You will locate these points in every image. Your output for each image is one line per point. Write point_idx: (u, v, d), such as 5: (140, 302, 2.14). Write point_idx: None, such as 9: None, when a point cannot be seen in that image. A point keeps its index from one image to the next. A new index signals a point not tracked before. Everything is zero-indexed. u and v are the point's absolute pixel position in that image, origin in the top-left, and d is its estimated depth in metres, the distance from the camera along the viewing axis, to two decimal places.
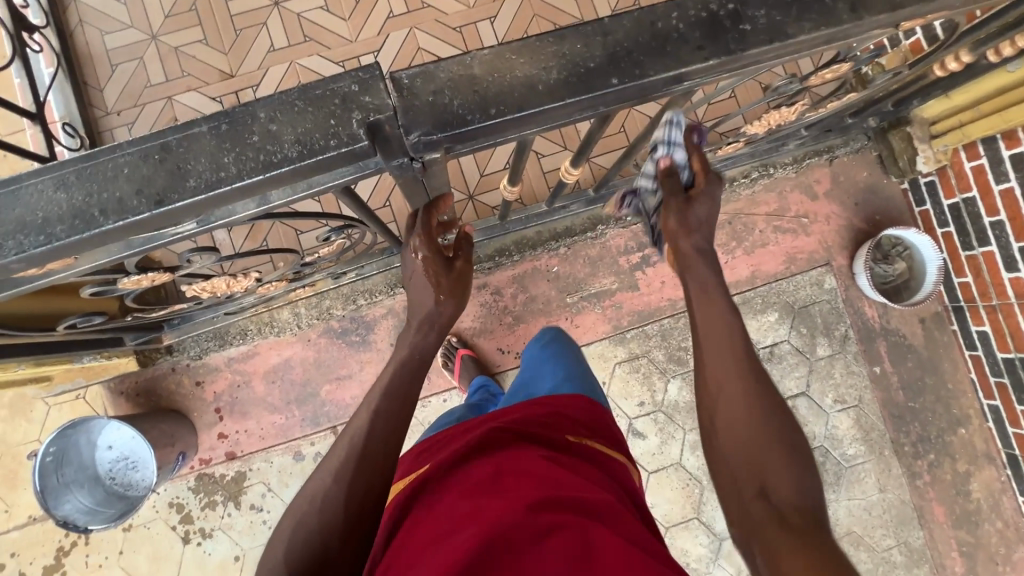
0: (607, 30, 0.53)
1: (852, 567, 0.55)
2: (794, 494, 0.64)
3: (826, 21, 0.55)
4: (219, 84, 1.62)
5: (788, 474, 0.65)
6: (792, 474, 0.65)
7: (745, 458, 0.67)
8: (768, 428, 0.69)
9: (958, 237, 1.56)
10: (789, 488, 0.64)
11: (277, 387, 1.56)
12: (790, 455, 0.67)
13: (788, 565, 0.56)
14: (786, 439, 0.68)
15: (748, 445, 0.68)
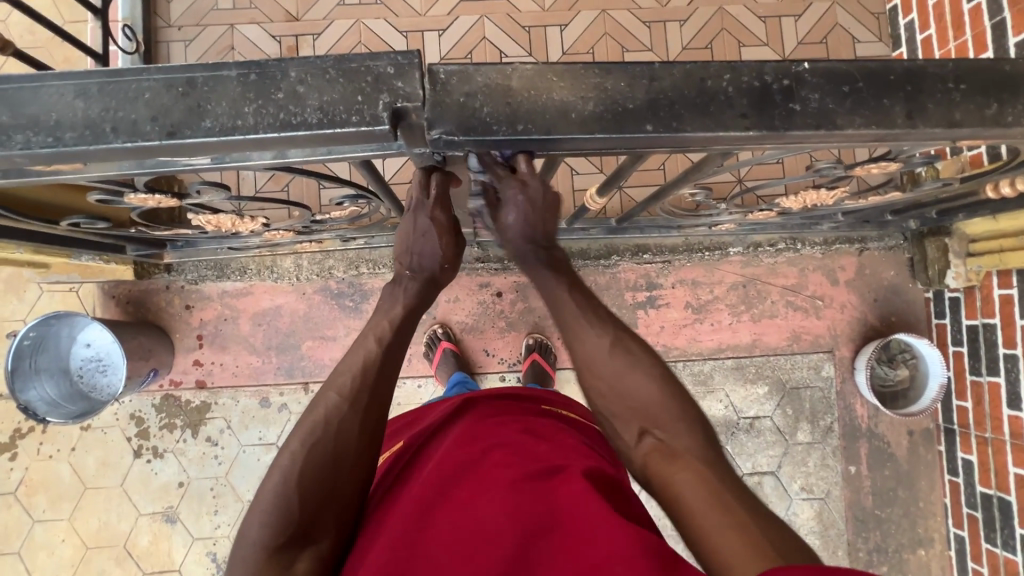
0: (655, 75, 0.52)
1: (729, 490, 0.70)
2: (674, 433, 0.78)
3: (878, 120, 0.53)
4: (282, 25, 1.63)
5: (670, 421, 0.79)
6: (674, 418, 0.79)
7: (629, 418, 0.80)
8: (642, 389, 0.81)
9: (968, 359, 1.52)
10: (672, 431, 0.78)
11: (261, 331, 1.57)
12: (669, 403, 0.80)
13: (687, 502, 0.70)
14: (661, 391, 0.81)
15: (627, 410, 0.80)
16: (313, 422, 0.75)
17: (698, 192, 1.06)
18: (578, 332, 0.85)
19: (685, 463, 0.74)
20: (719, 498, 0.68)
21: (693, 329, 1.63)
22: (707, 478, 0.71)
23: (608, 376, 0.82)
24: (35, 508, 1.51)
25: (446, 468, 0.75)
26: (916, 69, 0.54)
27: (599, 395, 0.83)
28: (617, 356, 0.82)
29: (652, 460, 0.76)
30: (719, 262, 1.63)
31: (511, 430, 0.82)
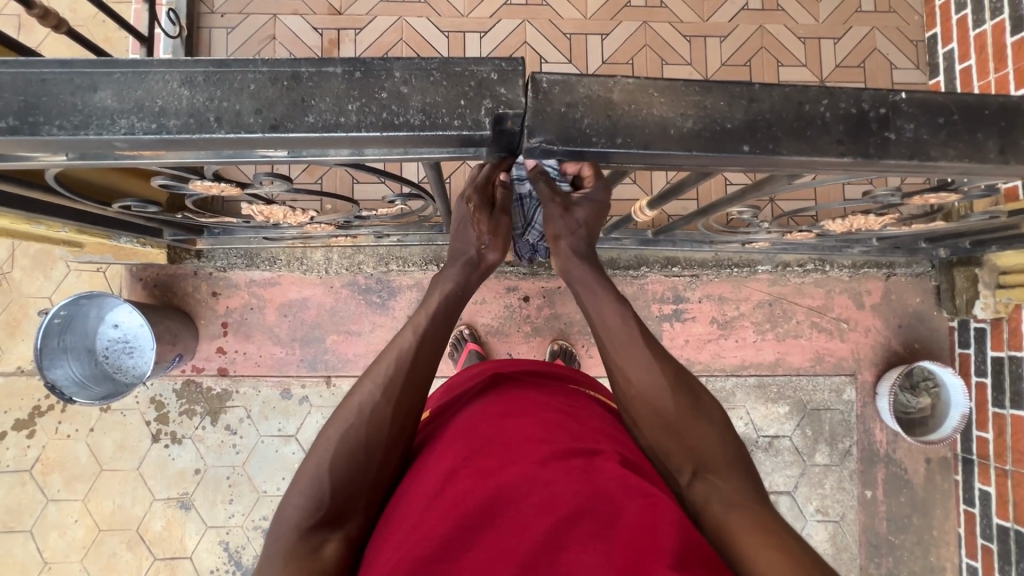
0: (754, 96, 0.52)
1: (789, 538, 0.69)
2: (729, 479, 0.77)
3: (970, 153, 0.54)
4: (325, 17, 1.63)
5: (723, 463, 0.79)
6: (728, 463, 0.79)
7: (685, 451, 0.80)
8: (699, 428, 0.81)
9: (992, 390, 1.53)
10: (726, 475, 0.78)
11: (286, 322, 1.56)
12: (726, 449, 0.81)
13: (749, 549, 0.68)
14: (718, 434, 0.82)
15: (684, 444, 0.80)
16: (348, 411, 0.74)
17: (745, 211, 1.07)
18: (630, 363, 0.86)
19: (743, 510, 0.73)
20: (775, 541, 0.68)
21: (718, 345, 1.63)
22: (764, 525, 0.71)
23: (667, 413, 0.82)
24: (50, 487, 1.50)
25: (480, 443, 0.73)
26: (1011, 105, 0.54)
27: (651, 429, 0.83)
28: (680, 398, 0.83)
29: (707, 500, 0.75)
30: (747, 279, 1.63)
31: (545, 407, 0.80)
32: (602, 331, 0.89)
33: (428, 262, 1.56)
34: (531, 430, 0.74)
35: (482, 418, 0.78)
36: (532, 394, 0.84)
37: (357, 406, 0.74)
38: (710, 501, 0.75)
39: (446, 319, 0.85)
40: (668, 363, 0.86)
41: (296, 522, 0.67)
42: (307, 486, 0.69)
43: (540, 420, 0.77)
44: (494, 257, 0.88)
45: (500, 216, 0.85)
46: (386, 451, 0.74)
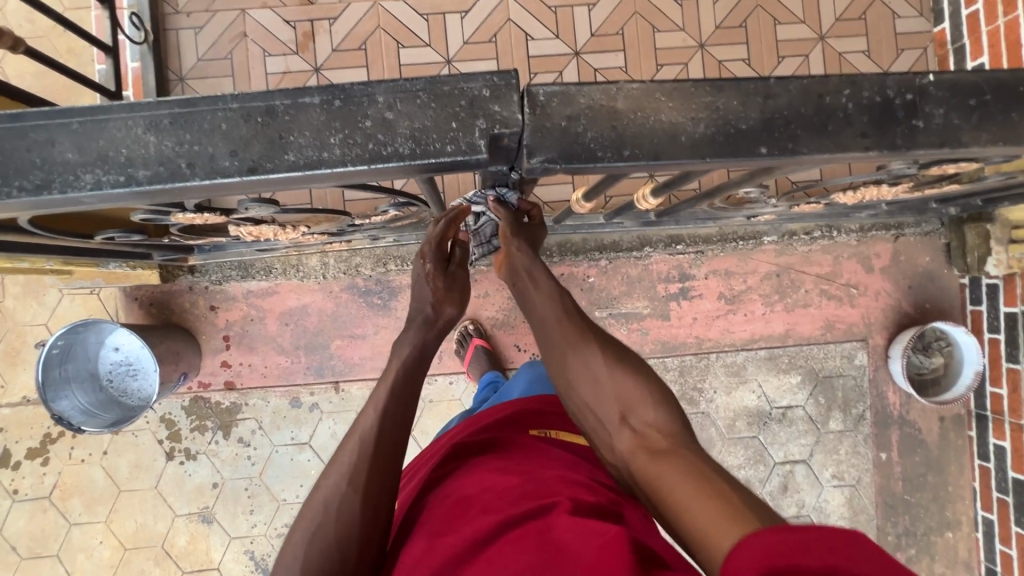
0: (770, 92, 0.48)
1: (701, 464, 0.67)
2: (653, 417, 0.76)
3: (1006, 135, 0.50)
4: (297, 9, 1.54)
5: (646, 400, 0.78)
6: (652, 400, 0.78)
7: (611, 399, 0.80)
8: (619, 372, 0.82)
9: (1005, 346, 1.51)
10: (648, 412, 0.77)
11: (289, 330, 1.54)
12: (651, 386, 0.81)
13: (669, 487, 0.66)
14: (640, 372, 0.83)
15: (606, 391, 0.81)
16: (323, 504, 0.72)
17: (753, 189, 1.04)
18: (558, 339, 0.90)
19: (671, 454, 0.70)
20: (695, 475, 0.65)
21: (726, 320, 1.61)
22: (689, 463, 0.68)
23: (591, 372, 0.84)
24: (71, 512, 1.51)
25: (436, 528, 0.71)
26: None
27: (576, 388, 0.85)
28: (604, 356, 0.85)
29: (634, 449, 0.74)
30: (753, 251, 1.60)
31: (499, 467, 0.78)
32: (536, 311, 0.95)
33: None
34: (482, 497, 0.72)
35: (442, 501, 0.76)
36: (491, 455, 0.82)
37: (325, 503, 0.72)
38: (637, 450, 0.74)
39: (406, 398, 0.84)
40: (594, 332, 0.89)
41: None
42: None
43: (495, 483, 0.74)
44: (449, 310, 0.97)
45: (454, 272, 0.98)
46: (359, 554, 0.70)
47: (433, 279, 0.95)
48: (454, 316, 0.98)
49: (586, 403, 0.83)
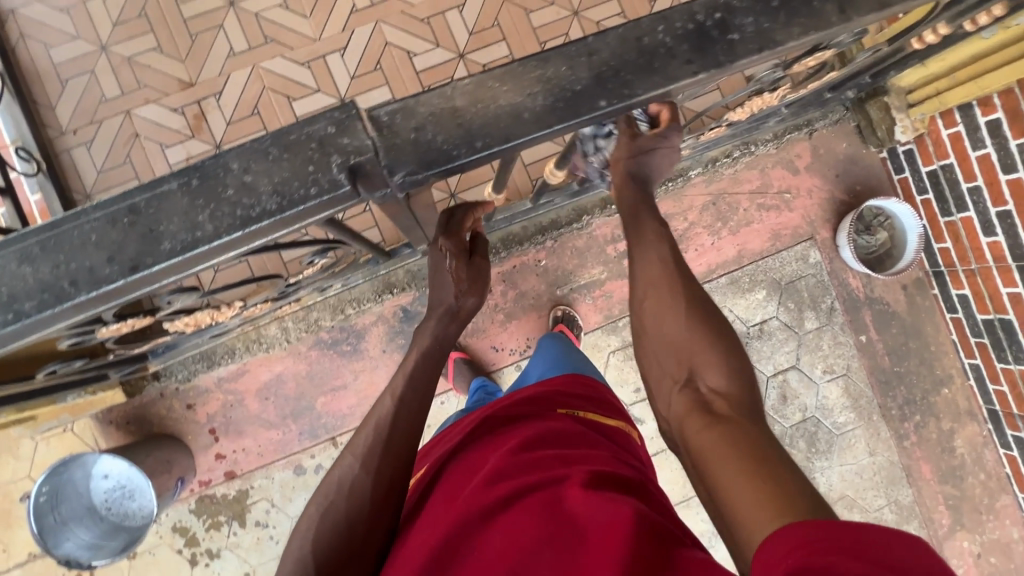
0: (591, 49, 0.51)
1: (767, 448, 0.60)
2: (722, 383, 0.71)
3: (814, 24, 0.53)
4: (180, 95, 1.54)
5: (720, 372, 0.72)
6: (727, 372, 0.72)
7: (678, 355, 0.75)
8: (701, 332, 0.75)
9: (937, 204, 1.58)
10: (719, 378, 0.71)
11: (271, 404, 1.54)
12: (734, 358, 0.73)
13: (717, 463, 0.61)
14: (732, 347, 0.74)
15: (682, 343, 0.75)
16: (332, 487, 0.78)
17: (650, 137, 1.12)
18: (643, 259, 0.81)
19: (732, 423, 0.65)
20: (754, 458, 0.59)
21: None
22: (749, 438, 0.62)
23: (670, 318, 0.76)
24: None
25: (445, 500, 0.72)
26: None
27: (651, 338, 0.78)
28: (683, 296, 0.77)
29: (688, 412, 0.70)
30: (685, 189, 1.65)
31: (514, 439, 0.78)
32: (630, 241, 0.84)
33: (381, 294, 1.54)
34: (492, 465, 0.72)
35: (457, 473, 0.77)
36: (508, 430, 0.82)
37: (337, 481, 0.78)
38: (695, 413, 0.69)
39: (414, 384, 0.88)
40: (683, 278, 0.79)
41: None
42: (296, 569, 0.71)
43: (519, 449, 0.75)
44: (470, 300, 0.97)
45: (478, 263, 0.96)
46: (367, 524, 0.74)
47: (457, 272, 0.92)
48: (476, 305, 0.98)
49: (655, 345, 0.77)
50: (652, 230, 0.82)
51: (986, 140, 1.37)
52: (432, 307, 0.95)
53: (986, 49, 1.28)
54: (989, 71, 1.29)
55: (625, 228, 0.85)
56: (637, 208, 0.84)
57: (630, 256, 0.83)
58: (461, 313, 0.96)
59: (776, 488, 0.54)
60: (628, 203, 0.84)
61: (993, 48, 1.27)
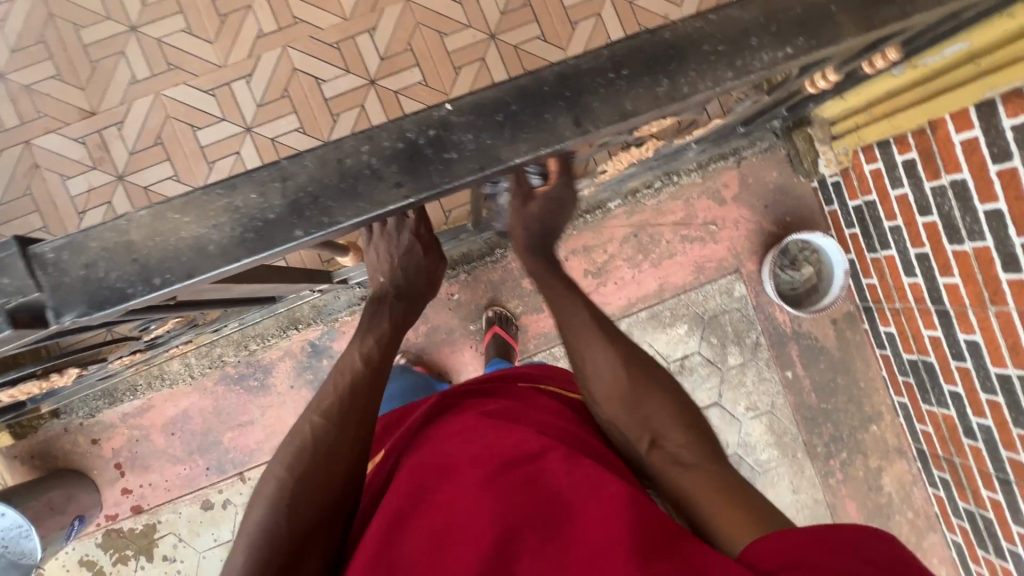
0: (285, 174, 0.46)
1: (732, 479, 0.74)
2: (677, 430, 0.82)
3: (544, 139, 0.49)
4: (80, 124, 1.50)
5: (668, 415, 0.83)
6: (672, 414, 0.83)
7: (630, 406, 0.85)
8: (648, 382, 0.87)
9: (863, 239, 1.52)
10: (672, 426, 0.82)
11: (177, 439, 1.52)
12: (673, 397, 0.86)
13: (695, 496, 0.73)
14: (674, 390, 0.87)
15: (625, 396, 0.85)
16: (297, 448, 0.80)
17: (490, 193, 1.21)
18: (588, 351, 0.90)
19: (702, 472, 0.75)
20: (721, 491, 0.71)
21: (600, 294, 1.60)
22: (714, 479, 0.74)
23: (623, 389, 0.85)
24: None
25: (431, 464, 0.75)
26: (570, 71, 0.49)
27: (604, 400, 0.86)
28: (627, 371, 0.87)
29: (664, 467, 0.78)
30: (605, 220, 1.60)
31: (500, 415, 0.83)
32: (573, 329, 0.93)
33: (286, 329, 1.52)
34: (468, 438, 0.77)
35: (438, 440, 0.80)
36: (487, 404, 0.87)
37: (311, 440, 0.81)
38: (667, 465, 0.78)
39: (388, 355, 0.96)
40: (619, 333, 0.91)
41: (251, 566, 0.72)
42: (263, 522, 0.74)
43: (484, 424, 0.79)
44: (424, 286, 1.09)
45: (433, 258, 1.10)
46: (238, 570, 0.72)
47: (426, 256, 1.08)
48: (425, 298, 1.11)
49: (604, 403, 0.87)
50: (581, 319, 0.93)
51: (903, 179, 1.31)
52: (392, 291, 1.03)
53: (898, 86, 1.21)
54: (902, 110, 1.23)
55: (565, 316, 0.94)
56: (553, 289, 0.99)
57: (574, 348, 0.91)
58: (417, 303, 1.08)
59: (756, 522, 0.66)
60: (547, 289, 1.00)
61: (905, 86, 1.20)
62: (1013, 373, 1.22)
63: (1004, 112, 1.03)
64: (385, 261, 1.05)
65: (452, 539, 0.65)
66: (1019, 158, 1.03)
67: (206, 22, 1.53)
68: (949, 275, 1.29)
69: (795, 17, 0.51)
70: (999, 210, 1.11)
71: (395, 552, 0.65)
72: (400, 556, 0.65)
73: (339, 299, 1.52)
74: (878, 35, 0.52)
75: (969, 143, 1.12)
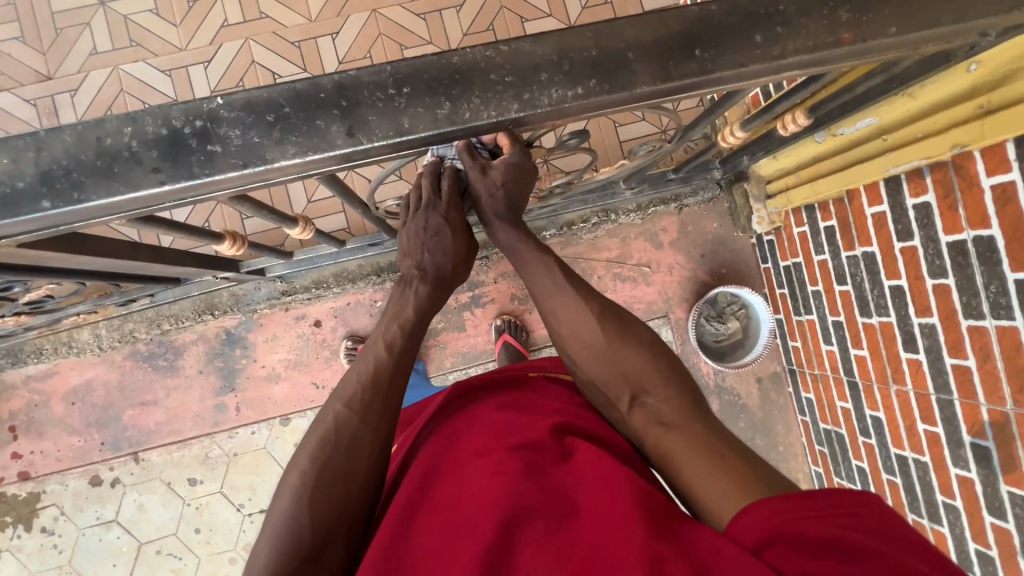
0: (41, 144, 0.46)
1: (727, 439, 0.72)
2: (663, 392, 0.80)
3: (313, 144, 0.49)
4: (34, 87, 1.53)
5: (650, 373, 0.82)
6: (656, 374, 0.82)
7: (612, 372, 0.83)
8: (623, 343, 0.85)
9: (791, 300, 1.50)
10: (658, 388, 0.80)
11: (76, 409, 1.51)
12: (653, 357, 0.84)
13: (683, 459, 0.70)
14: (653, 353, 0.85)
15: (602, 357, 0.84)
16: (319, 438, 0.76)
17: (396, 201, 1.11)
18: (562, 312, 0.89)
19: (680, 428, 0.75)
20: (710, 454, 0.69)
21: (525, 320, 1.59)
22: (703, 440, 0.72)
23: (598, 346, 0.85)
24: None
25: (434, 460, 0.74)
26: (349, 81, 0.48)
27: (586, 364, 0.85)
28: (608, 336, 0.85)
29: (646, 425, 0.78)
30: None
31: (505, 407, 0.80)
32: (548, 296, 0.91)
33: (202, 313, 1.52)
34: (484, 428, 0.76)
35: (443, 438, 0.78)
36: (495, 398, 0.84)
37: (334, 429, 0.76)
38: (650, 424, 0.77)
39: (411, 341, 0.92)
40: (595, 295, 0.90)
41: (274, 567, 0.66)
42: (282, 527, 0.69)
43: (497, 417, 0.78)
44: (458, 273, 1.03)
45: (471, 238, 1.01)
46: None
47: (457, 240, 0.98)
48: (460, 277, 1.04)
49: (579, 361, 0.86)
50: (554, 283, 0.92)
51: (824, 246, 1.31)
52: (422, 273, 0.99)
53: (821, 152, 1.21)
54: (824, 176, 1.23)
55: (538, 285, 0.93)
56: (525, 257, 0.95)
57: (552, 314, 0.90)
58: (452, 284, 1.03)
59: (743, 485, 0.63)
60: (519, 256, 0.96)
61: (827, 152, 1.20)
62: (910, 456, 1.19)
63: (909, 191, 1.03)
64: (414, 242, 0.98)
65: (455, 530, 0.63)
66: (919, 237, 1.03)
67: (174, 6, 1.57)
68: (859, 347, 1.27)
69: (590, 58, 0.51)
70: (901, 287, 1.10)
71: (402, 547, 0.63)
72: (415, 543, 0.64)
73: (259, 290, 1.52)
74: (679, 88, 0.53)
75: (879, 217, 1.12)
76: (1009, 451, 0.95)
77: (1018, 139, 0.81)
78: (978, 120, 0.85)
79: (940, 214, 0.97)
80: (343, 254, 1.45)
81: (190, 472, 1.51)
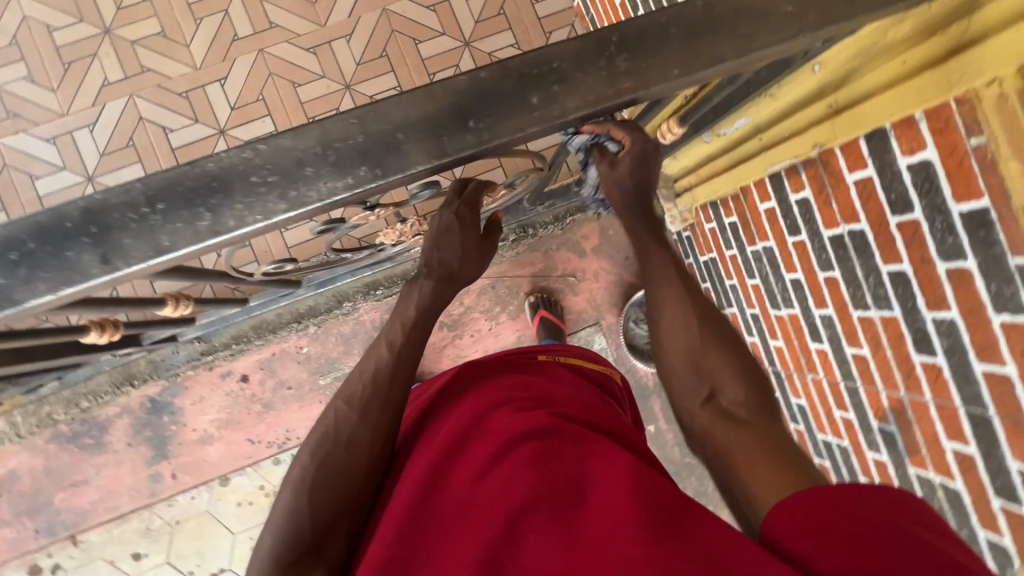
0: None
1: (800, 453, 0.61)
2: (741, 396, 0.68)
3: (65, 278, 0.46)
4: None
5: (732, 372, 0.70)
6: (741, 376, 0.69)
7: (692, 365, 0.72)
8: (709, 337, 0.72)
9: (715, 295, 1.50)
10: (737, 390, 0.69)
11: (3, 501, 1.46)
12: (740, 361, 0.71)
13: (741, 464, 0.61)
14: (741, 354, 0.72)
15: (689, 352, 0.72)
16: None
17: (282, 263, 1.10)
18: (659, 294, 0.76)
19: (755, 432, 0.64)
20: (779, 464, 0.58)
21: (456, 346, 1.57)
22: (772, 446, 0.62)
23: (688, 338, 0.73)
24: None
25: (438, 444, 0.67)
26: (95, 206, 0.46)
27: (669, 354, 0.74)
28: (700, 324, 0.73)
29: (713, 424, 0.67)
30: None
31: (511, 392, 0.73)
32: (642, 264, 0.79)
33: (122, 385, 1.48)
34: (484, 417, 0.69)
35: (449, 422, 0.71)
36: (498, 382, 0.76)
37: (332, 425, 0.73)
38: (718, 423, 0.67)
39: (416, 342, 0.83)
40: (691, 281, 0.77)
41: (277, 555, 0.64)
42: (283, 519, 0.66)
43: (505, 402, 0.70)
44: (466, 270, 0.87)
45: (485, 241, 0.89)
46: None
47: (466, 233, 0.83)
48: (470, 279, 0.89)
49: (662, 351, 0.74)
50: (661, 256, 0.78)
51: (732, 241, 1.31)
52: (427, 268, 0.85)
53: (710, 152, 1.23)
54: (718, 174, 1.24)
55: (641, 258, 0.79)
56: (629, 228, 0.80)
57: (649, 300, 0.77)
58: (461, 284, 0.87)
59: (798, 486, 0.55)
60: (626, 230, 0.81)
61: (714, 152, 1.22)
62: (833, 441, 1.20)
63: (791, 186, 1.02)
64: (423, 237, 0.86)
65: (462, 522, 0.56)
66: (805, 233, 1.03)
67: (49, 70, 1.50)
68: (775, 338, 1.28)
69: (356, 145, 0.49)
70: (799, 280, 1.10)
71: (410, 529, 0.58)
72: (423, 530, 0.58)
73: (178, 353, 1.49)
74: (459, 161, 0.51)
75: (771, 213, 1.11)
76: (910, 435, 0.95)
77: (867, 135, 0.81)
78: (830, 119, 0.86)
79: (819, 210, 0.97)
80: (253, 308, 1.44)
81: (133, 547, 1.48)
